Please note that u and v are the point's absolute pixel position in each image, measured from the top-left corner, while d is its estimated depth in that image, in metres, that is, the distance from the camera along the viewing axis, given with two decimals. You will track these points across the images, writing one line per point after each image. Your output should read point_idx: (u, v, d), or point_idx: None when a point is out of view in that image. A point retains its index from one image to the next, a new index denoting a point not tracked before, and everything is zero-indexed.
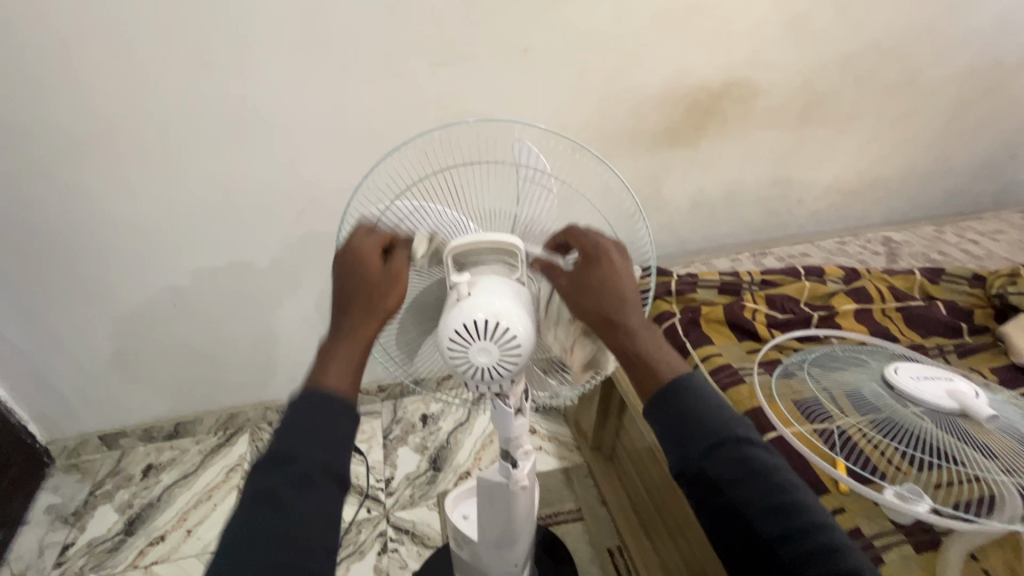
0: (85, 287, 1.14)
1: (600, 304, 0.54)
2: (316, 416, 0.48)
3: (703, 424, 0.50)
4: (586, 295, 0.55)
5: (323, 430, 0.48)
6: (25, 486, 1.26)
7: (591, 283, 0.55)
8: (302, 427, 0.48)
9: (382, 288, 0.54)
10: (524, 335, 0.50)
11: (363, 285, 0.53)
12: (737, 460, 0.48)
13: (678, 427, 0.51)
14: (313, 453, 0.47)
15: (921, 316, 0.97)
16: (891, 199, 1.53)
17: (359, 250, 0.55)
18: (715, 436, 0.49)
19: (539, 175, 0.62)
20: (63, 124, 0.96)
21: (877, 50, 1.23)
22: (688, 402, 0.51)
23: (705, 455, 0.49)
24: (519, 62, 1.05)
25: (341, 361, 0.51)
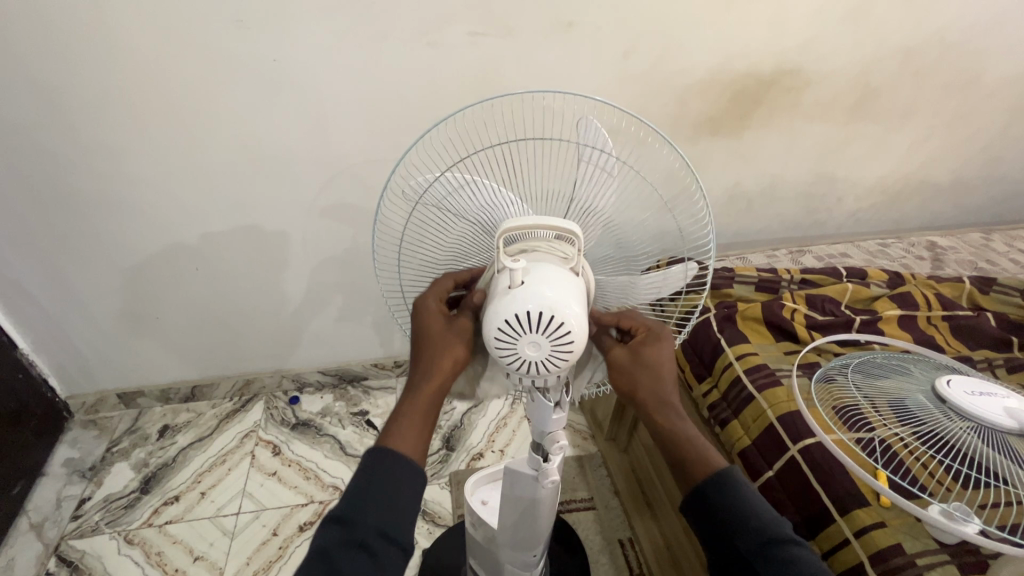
0: (109, 246, 1.13)
1: (653, 386, 0.53)
2: (390, 476, 0.49)
3: (745, 523, 0.49)
4: (641, 372, 0.54)
5: (394, 487, 0.49)
6: (45, 439, 1.28)
7: (651, 361, 0.54)
8: (369, 495, 0.48)
9: (446, 346, 0.53)
10: (575, 329, 0.49)
11: (427, 345, 0.53)
12: (787, 563, 0.48)
13: (719, 525, 0.50)
14: (370, 522, 0.47)
15: (969, 326, 0.93)
16: (935, 202, 1.47)
17: (422, 307, 0.55)
18: (763, 535, 0.49)
19: (601, 156, 0.57)
20: (93, 77, 0.93)
21: (941, 44, 1.16)
22: (729, 495, 0.50)
23: (756, 554, 0.48)
24: (563, 36, 1.00)
25: (407, 420, 0.51)
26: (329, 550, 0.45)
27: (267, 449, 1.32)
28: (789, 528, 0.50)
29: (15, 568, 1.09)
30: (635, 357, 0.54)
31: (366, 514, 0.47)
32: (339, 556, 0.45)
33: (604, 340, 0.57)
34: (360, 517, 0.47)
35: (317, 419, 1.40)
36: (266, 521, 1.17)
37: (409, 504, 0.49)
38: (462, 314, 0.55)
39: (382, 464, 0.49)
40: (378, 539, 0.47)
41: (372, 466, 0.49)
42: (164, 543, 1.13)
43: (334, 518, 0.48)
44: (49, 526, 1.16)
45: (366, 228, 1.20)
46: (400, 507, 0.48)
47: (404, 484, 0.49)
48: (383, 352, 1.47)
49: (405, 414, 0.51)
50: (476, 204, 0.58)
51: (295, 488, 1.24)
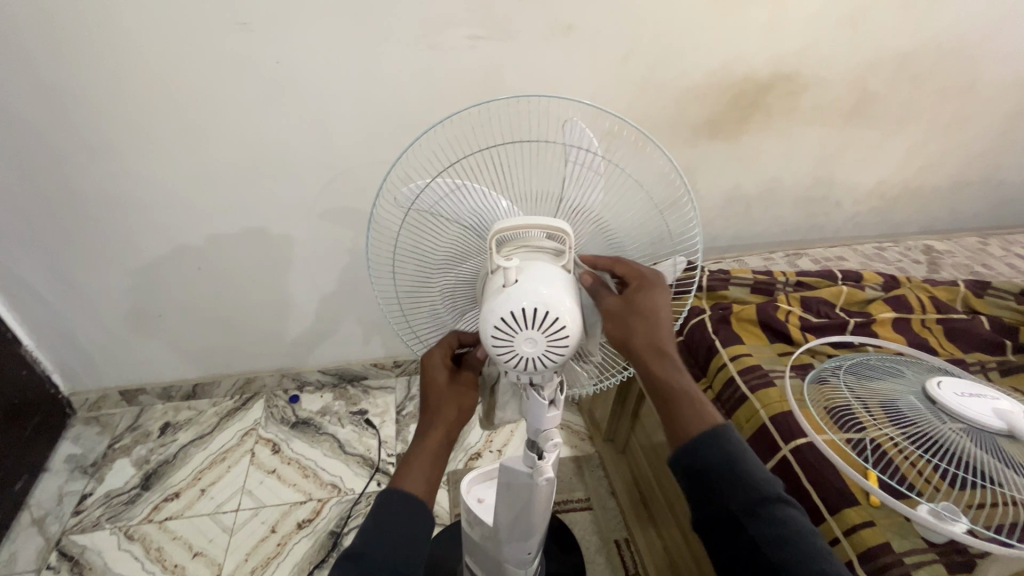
0: (113, 244, 1.15)
1: (649, 334, 0.53)
2: (403, 517, 0.50)
3: (737, 482, 0.50)
4: (636, 321, 0.53)
5: (407, 523, 0.50)
6: (47, 434, 1.29)
7: (645, 309, 0.54)
8: (384, 532, 0.49)
9: (453, 399, 0.56)
10: (571, 322, 0.50)
11: (434, 397, 0.56)
12: (778, 519, 0.50)
13: (711, 485, 0.51)
14: (385, 556, 0.48)
15: (962, 329, 0.93)
16: (933, 207, 1.48)
17: (427, 359, 0.58)
18: (753, 497, 0.50)
19: (588, 157, 0.59)
20: (99, 77, 0.95)
21: (938, 49, 1.17)
22: (724, 455, 0.51)
23: (745, 512, 0.50)
24: (562, 40, 1.02)
25: (418, 463, 0.53)
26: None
27: (267, 447, 1.33)
28: (782, 489, 0.52)
29: (17, 562, 1.10)
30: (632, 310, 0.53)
31: (381, 549, 0.48)
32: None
33: (599, 291, 0.55)
34: (375, 550, 0.48)
35: (317, 418, 1.41)
36: (265, 519, 1.18)
37: (422, 540, 0.50)
38: (468, 369, 0.59)
39: (395, 502, 0.50)
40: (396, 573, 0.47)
41: (386, 505, 0.50)
42: (164, 539, 1.14)
43: (347, 553, 0.48)
44: (51, 520, 1.18)
45: (366, 229, 1.22)
46: (412, 544, 0.49)
47: (417, 523, 0.50)
48: (382, 352, 1.48)
49: (415, 459, 0.53)
50: (468, 209, 0.60)
51: (294, 485, 1.25)
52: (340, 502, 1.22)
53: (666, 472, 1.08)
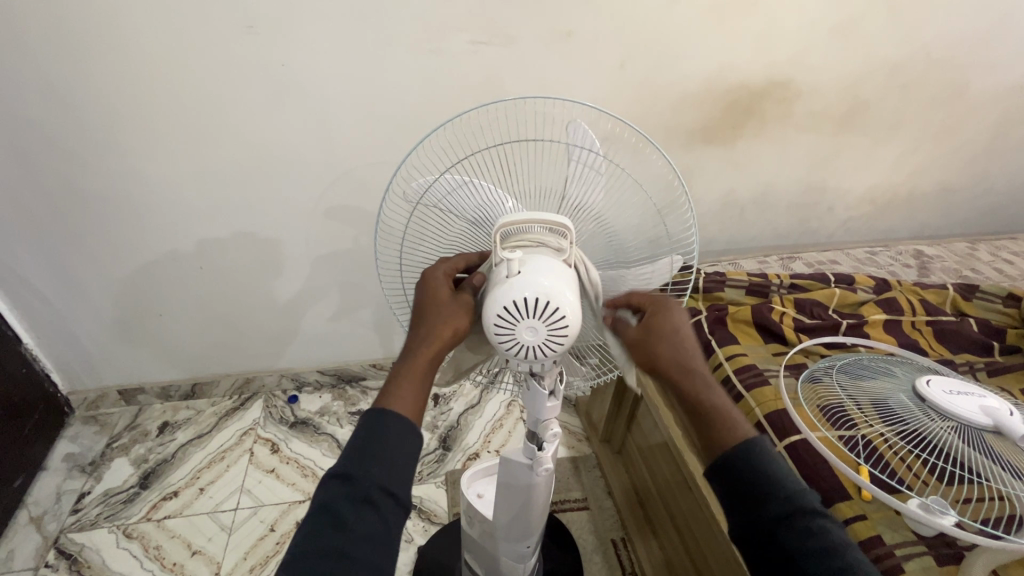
0: (114, 243, 1.16)
1: (676, 354, 0.51)
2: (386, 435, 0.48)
3: (770, 490, 0.48)
4: (661, 344, 0.51)
5: (392, 443, 0.48)
6: (46, 433, 1.29)
7: (665, 327, 0.52)
8: (369, 450, 0.47)
9: (448, 311, 0.54)
10: (569, 310, 0.51)
11: (431, 312, 0.54)
12: (810, 532, 0.46)
13: (741, 494, 0.49)
14: (372, 476, 0.46)
15: (951, 331, 0.96)
16: (923, 212, 1.51)
17: (430, 279, 0.57)
18: (784, 506, 0.47)
19: (591, 158, 0.61)
20: (106, 77, 0.96)
21: (927, 59, 1.20)
22: (757, 462, 0.49)
23: (778, 523, 0.47)
24: (562, 46, 1.04)
25: (408, 382, 0.50)
26: (330, 504, 0.45)
27: (266, 447, 1.34)
28: (816, 500, 0.48)
29: (14, 560, 1.10)
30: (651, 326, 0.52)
31: (368, 468, 0.47)
32: (342, 507, 0.45)
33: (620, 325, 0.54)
34: (362, 470, 0.47)
35: (315, 418, 1.42)
36: (263, 517, 1.18)
37: (411, 458, 0.49)
38: (466, 291, 0.57)
39: (379, 419, 0.49)
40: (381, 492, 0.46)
41: (369, 421, 0.49)
42: (162, 538, 1.14)
43: (333, 475, 0.47)
44: (49, 519, 1.17)
45: (367, 230, 1.23)
46: (401, 462, 0.48)
47: (404, 440, 0.48)
48: (381, 353, 1.49)
49: (404, 373, 0.51)
50: (474, 204, 0.61)
51: (293, 484, 1.25)
52: None
53: (661, 469, 1.10)
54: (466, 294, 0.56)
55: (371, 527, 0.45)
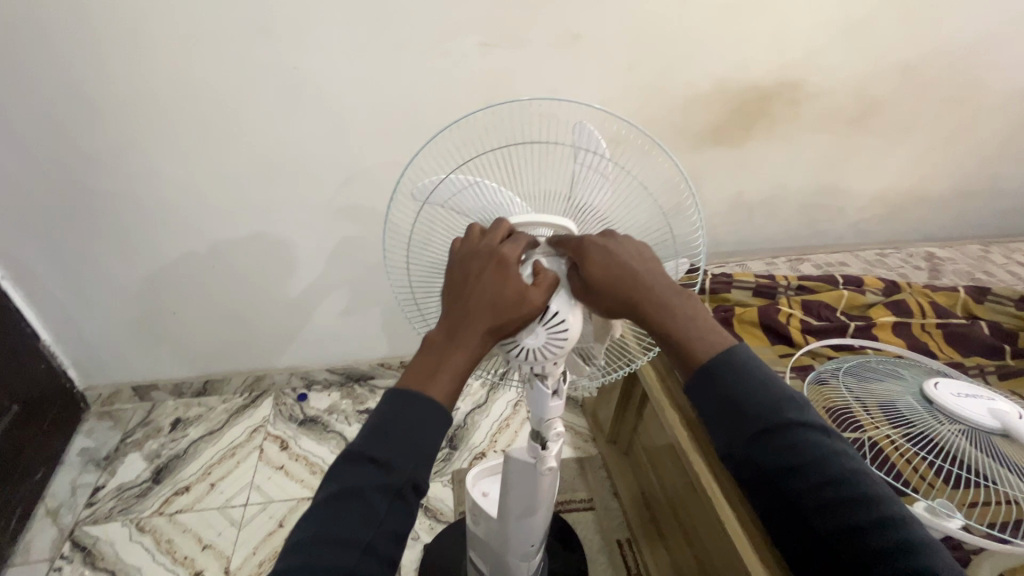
0: (128, 242, 1.18)
1: (622, 300, 0.52)
2: (420, 426, 0.49)
3: (748, 414, 0.50)
4: (602, 291, 0.51)
5: (424, 438, 0.49)
6: (63, 427, 1.32)
7: (620, 256, 0.52)
8: (403, 440, 0.48)
9: (519, 312, 0.51)
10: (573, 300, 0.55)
11: (494, 305, 0.50)
12: (789, 448, 0.48)
13: (726, 416, 0.51)
14: (406, 470, 0.48)
15: (962, 334, 0.94)
16: (935, 215, 1.49)
17: (504, 257, 0.51)
18: (760, 426, 0.49)
19: (596, 160, 0.61)
20: (123, 80, 0.98)
21: (939, 60, 1.19)
22: (734, 386, 0.50)
23: (753, 446, 0.50)
24: (570, 48, 1.05)
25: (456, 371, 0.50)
26: (360, 489, 0.46)
27: (275, 444, 1.35)
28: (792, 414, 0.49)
29: (32, 551, 1.13)
30: (612, 259, 0.52)
31: (402, 460, 0.48)
32: (374, 497, 0.46)
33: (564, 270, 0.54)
34: (397, 460, 0.47)
35: (324, 415, 1.43)
36: (273, 513, 1.20)
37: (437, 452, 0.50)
38: (541, 283, 0.52)
39: (416, 410, 0.49)
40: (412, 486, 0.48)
41: (403, 410, 0.49)
42: (174, 532, 1.16)
43: (365, 457, 0.47)
44: (65, 511, 1.20)
45: (376, 230, 1.25)
46: (429, 455, 0.49)
47: (434, 434, 0.49)
48: (389, 352, 1.50)
49: (450, 368, 0.49)
50: (480, 205, 0.62)
51: (302, 481, 1.27)
52: None
53: (668, 471, 1.09)
54: (541, 287, 0.51)
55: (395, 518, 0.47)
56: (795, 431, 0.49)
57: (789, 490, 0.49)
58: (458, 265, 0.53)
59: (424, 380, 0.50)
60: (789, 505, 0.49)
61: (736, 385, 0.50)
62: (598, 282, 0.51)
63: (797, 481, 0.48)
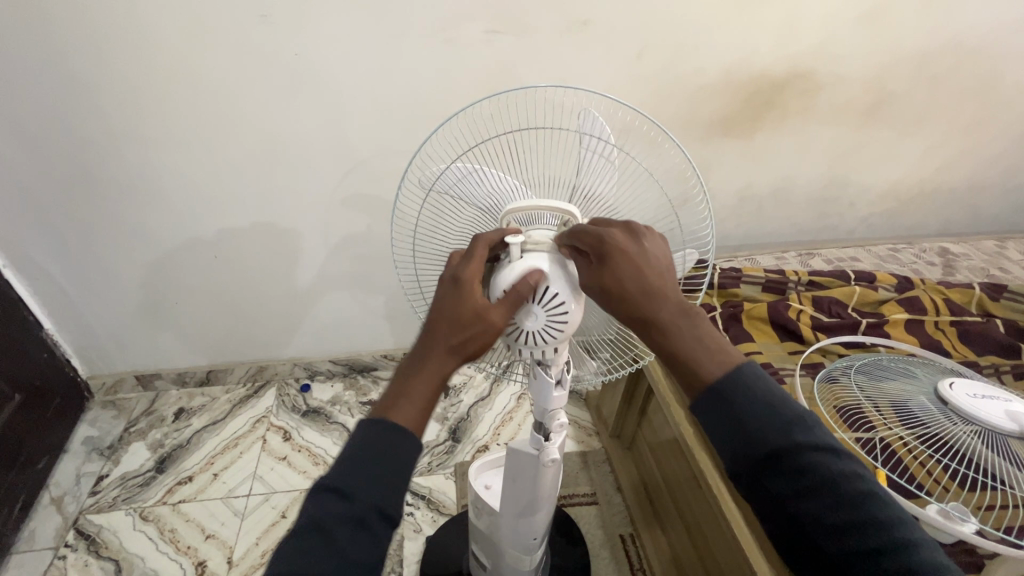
0: (129, 231, 1.17)
1: (641, 309, 0.48)
2: (386, 453, 0.47)
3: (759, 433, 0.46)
4: (623, 295, 0.48)
5: (391, 464, 0.47)
6: (67, 416, 1.32)
7: (647, 265, 0.49)
8: (370, 465, 0.46)
9: (478, 331, 0.49)
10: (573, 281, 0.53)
11: (456, 333, 0.49)
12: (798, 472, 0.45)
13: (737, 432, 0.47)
14: (371, 498, 0.45)
15: (977, 332, 0.92)
16: (949, 209, 1.46)
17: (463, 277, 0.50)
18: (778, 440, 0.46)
19: (603, 146, 0.58)
20: (121, 66, 0.96)
21: (958, 50, 1.15)
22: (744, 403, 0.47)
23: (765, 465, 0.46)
24: (578, 36, 1.02)
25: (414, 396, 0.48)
26: (324, 523, 0.44)
27: (278, 434, 1.35)
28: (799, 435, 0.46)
29: (36, 539, 1.13)
30: (639, 273, 0.48)
31: (365, 487, 0.45)
32: (337, 531, 0.43)
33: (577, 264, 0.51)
34: (360, 488, 0.45)
35: (327, 406, 1.43)
36: (275, 504, 1.20)
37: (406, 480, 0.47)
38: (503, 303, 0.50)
39: (381, 435, 0.47)
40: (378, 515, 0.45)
41: (368, 440, 0.47)
42: (178, 521, 1.16)
43: (329, 485, 0.46)
44: (68, 500, 1.21)
45: (379, 220, 1.23)
46: (396, 482, 0.47)
47: (401, 463, 0.47)
48: (392, 344, 1.50)
49: (413, 392, 0.48)
50: (482, 192, 0.60)
51: (305, 472, 1.27)
52: None
53: (672, 466, 1.08)
54: (500, 308, 0.49)
55: (363, 551, 0.44)
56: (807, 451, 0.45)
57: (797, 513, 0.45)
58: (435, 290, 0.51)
59: (389, 405, 0.49)
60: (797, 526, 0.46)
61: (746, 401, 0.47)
62: (620, 294, 0.48)
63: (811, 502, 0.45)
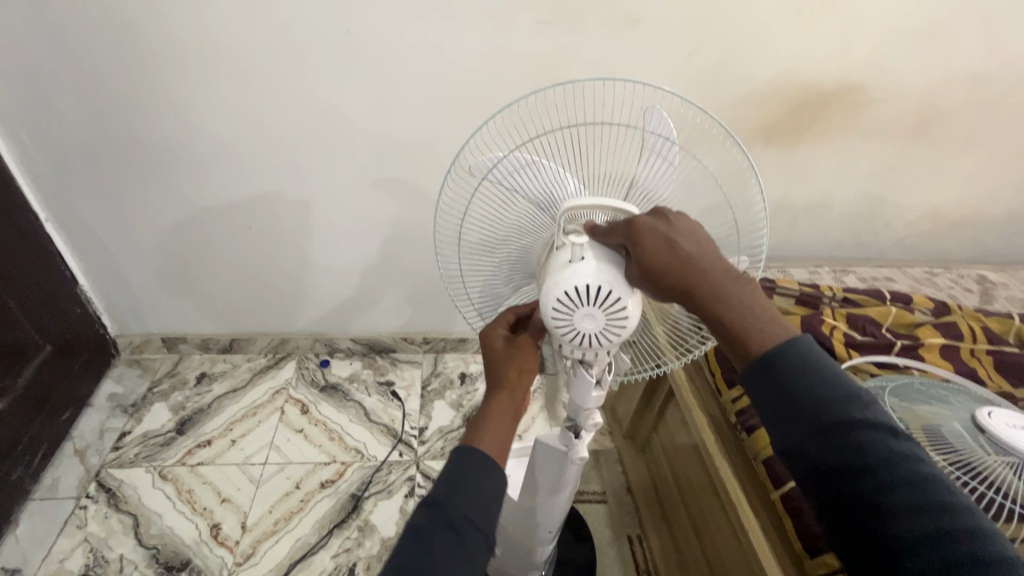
0: (167, 193, 1.19)
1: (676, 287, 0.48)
2: (471, 472, 0.49)
3: (810, 406, 0.45)
4: (655, 272, 0.48)
5: (477, 479, 0.49)
6: (93, 371, 1.35)
7: (675, 240, 0.49)
8: (457, 481, 0.49)
9: (515, 355, 0.58)
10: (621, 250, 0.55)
11: (501, 368, 0.57)
12: (847, 448, 0.44)
13: (786, 405, 0.46)
14: (461, 507, 0.47)
15: (1015, 363, 0.90)
16: (988, 237, 1.43)
17: (487, 337, 0.60)
18: (828, 416, 0.45)
19: (665, 145, 0.59)
20: (175, 28, 0.97)
21: (1015, 73, 1.12)
22: (796, 375, 0.46)
23: (812, 441, 0.45)
24: (629, 32, 1.01)
25: (491, 425, 0.53)
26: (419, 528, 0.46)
27: (296, 407, 1.37)
28: (852, 411, 0.45)
29: (59, 488, 1.16)
30: (671, 246, 0.49)
31: (456, 498, 0.47)
32: (431, 536, 0.46)
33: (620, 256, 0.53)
34: (451, 499, 0.47)
35: (345, 383, 1.45)
36: (290, 474, 1.22)
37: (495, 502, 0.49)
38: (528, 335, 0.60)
39: (465, 459, 0.50)
40: (469, 523, 0.47)
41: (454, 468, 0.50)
42: (195, 483, 1.19)
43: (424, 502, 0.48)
44: (91, 453, 1.24)
45: (413, 204, 1.24)
46: (487, 498, 0.49)
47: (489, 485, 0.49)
48: (413, 327, 1.51)
49: (488, 421, 0.54)
50: (540, 184, 0.60)
51: (320, 446, 1.28)
52: (362, 467, 1.25)
53: (689, 473, 1.07)
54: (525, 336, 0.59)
55: (458, 561, 0.45)
56: (856, 427, 0.44)
57: (850, 491, 0.44)
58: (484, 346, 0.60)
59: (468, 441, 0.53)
60: (857, 512, 0.44)
61: (794, 374, 0.46)
62: (656, 268, 0.48)
63: (861, 482, 0.43)
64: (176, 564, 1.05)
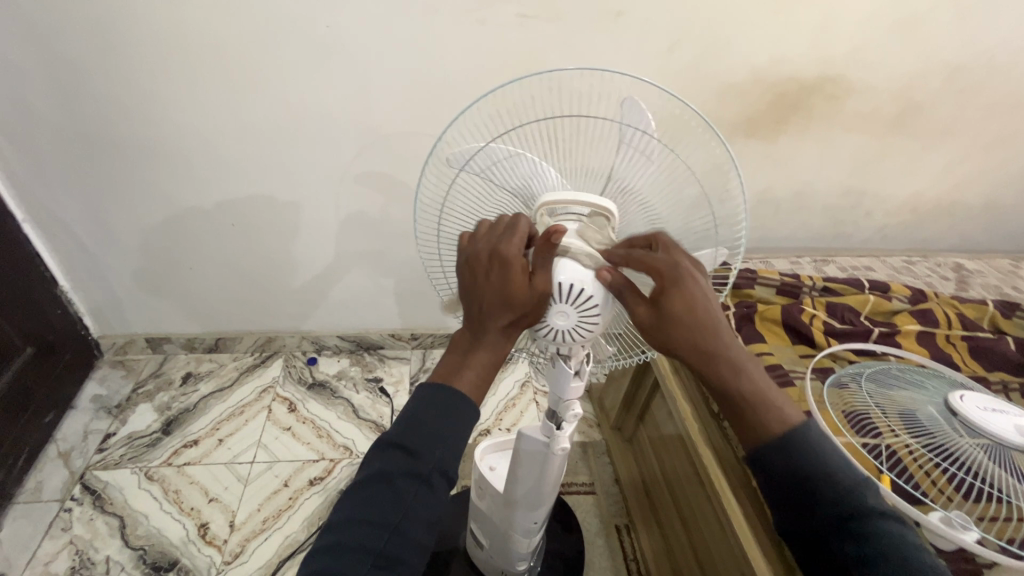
0: (147, 190, 1.17)
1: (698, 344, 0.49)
2: (447, 419, 0.50)
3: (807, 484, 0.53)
4: (677, 327, 0.49)
5: (451, 429, 0.50)
6: (75, 373, 1.34)
7: (709, 299, 0.50)
8: (432, 429, 0.50)
9: (530, 307, 0.51)
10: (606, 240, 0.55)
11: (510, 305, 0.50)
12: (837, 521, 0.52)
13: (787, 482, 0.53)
14: (435, 460, 0.49)
15: (988, 348, 0.92)
16: (965, 226, 1.46)
17: (504, 258, 0.49)
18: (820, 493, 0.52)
19: (644, 139, 0.59)
20: (152, 25, 0.96)
21: (989, 65, 1.14)
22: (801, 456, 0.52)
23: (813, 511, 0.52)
24: (610, 26, 1.02)
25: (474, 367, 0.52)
26: (388, 476, 0.48)
27: (284, 405, 1.37)
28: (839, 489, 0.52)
29: (43, 491, 1.15)
30: (704, 305, 0.49)
31: (431, 450, 0.49)
32: (400, 484, 0.48)
33: (625, 293, 0.51)
34: (426, 450, 0.49)
35: (333, 380, 1.45)
36: (278, 473, 1.22)
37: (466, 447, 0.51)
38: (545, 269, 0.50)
39: (447, 403, 0.51)
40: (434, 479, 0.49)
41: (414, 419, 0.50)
42: (182, 483, 1.18)
43: (391, 454, 0.49)
44: (75, 455, 1.22)
45: (397, 199, 1.23)
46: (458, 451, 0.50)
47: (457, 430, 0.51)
48: (400, 324, 1.51)
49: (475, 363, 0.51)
50: (517, 176, 0.61)
51: (308, 444, 1.28)
52: (351, 463, 1.25)
53: (674, 463, 1.08)
54: (543, 273, 0.50)
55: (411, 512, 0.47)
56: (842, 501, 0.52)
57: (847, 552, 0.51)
58: (495, 265, 0.49)
59: (449, 373, 0.52)
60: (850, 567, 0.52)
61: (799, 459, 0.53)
62: (687, 321, 0.49)
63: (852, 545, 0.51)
64: (164, 565, 1.05)
